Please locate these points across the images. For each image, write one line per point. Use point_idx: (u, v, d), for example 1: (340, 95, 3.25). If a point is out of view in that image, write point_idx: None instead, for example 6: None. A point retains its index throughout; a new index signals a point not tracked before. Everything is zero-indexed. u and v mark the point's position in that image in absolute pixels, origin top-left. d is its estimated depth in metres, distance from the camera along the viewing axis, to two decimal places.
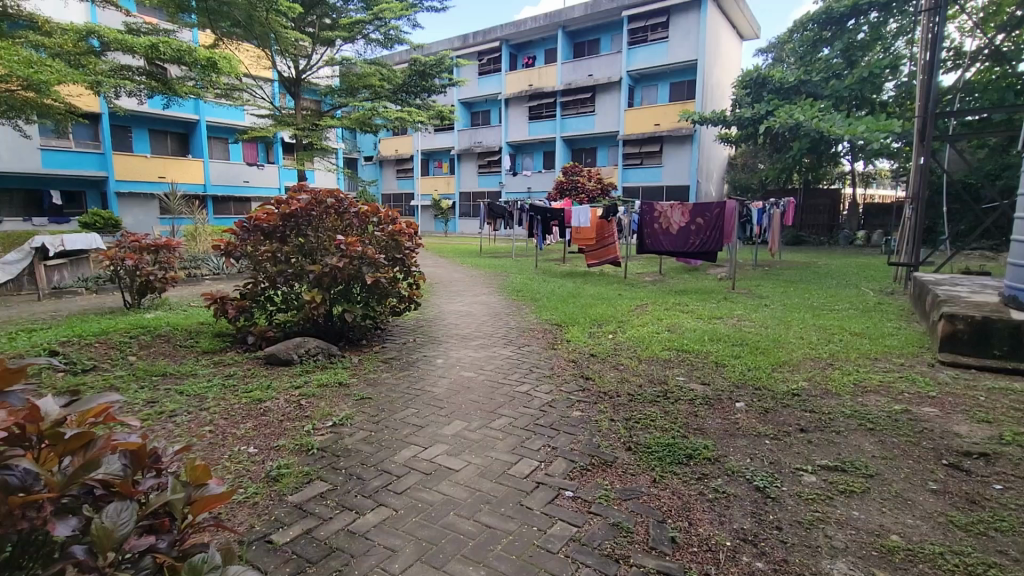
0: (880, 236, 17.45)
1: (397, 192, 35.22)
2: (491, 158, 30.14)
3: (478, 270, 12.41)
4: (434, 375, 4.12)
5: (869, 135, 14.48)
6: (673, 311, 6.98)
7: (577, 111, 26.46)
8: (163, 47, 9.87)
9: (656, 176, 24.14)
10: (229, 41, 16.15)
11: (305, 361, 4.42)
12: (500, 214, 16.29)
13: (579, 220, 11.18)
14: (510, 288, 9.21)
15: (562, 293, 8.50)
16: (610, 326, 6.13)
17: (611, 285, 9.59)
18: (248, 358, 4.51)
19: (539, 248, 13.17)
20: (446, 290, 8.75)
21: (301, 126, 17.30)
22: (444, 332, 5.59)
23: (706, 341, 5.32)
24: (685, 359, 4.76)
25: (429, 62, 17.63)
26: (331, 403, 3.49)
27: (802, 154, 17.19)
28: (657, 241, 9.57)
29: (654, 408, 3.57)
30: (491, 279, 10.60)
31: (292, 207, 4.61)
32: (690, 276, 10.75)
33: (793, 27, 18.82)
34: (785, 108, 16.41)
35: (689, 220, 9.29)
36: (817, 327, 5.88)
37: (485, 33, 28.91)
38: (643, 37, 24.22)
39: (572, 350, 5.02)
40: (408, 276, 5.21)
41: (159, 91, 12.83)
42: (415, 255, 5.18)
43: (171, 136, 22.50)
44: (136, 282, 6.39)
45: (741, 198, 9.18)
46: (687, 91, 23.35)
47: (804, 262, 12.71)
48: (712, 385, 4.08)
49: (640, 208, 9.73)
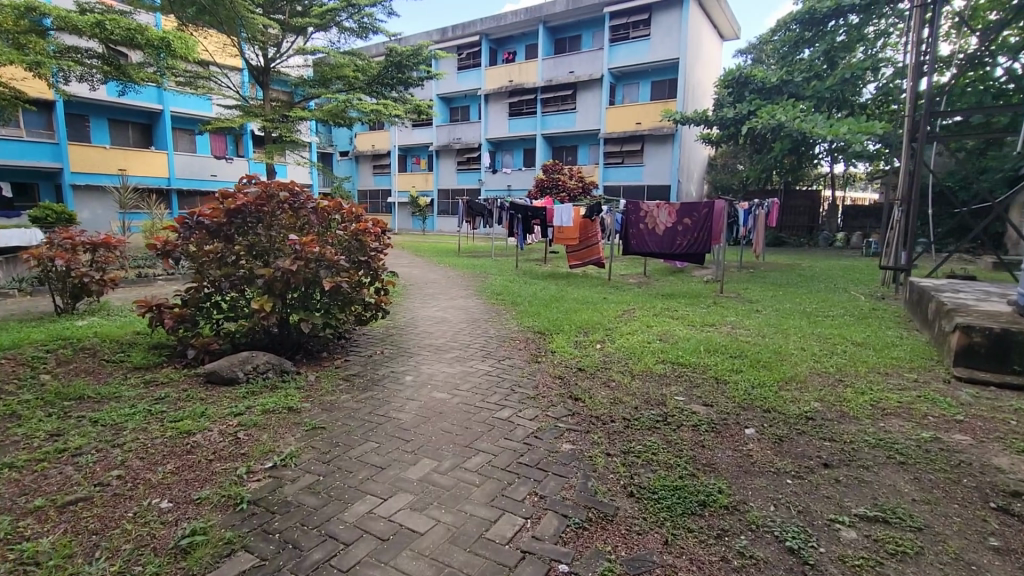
0: (859, 237, 17.36)
1: (373, 188, 34.35)
2: (471, 155, 29.53)
3: (455, 270, 11.86)
4: (401, 397, 3.59)
5: (852, 137, 14.34)
6: (662, 317, 6.56)
7: (558, 108, 26.05)
8: (110, 25, 9.05)
9: (637, 175, 23.86)
10: (191, 27, 15.22)
11: (254, 378, 3.84)
12: (479, 212, 15.74)
13: (561, 218, 10.56)
14: (489, 290, 8.70)
15: (544, 296, 8.03)
16: (598, 335, 5.67)
17: (595, 288, 9.16)
18: (187, 376, 3.90)
19: (519, 248, 12.67)
20: (421, 293, 8.19)
21: (269, 117, 16.45)
22: (416, 342, 5.04)
23: (702, 353, 4.89)
24: (682, 374, 4.31)
25: (406, 52, 16.87)
26: (276, 435, 2.94)
27: (784, 155, 17.01)
28: (643, 242, 9.17)
29: (654, 437, 3.10)
30: (469, 280, 10.06)
31: (239, 202, 4.04)
32: (675, 278, 10.39)
33: (776, 27, 18.66)
34: (766, 108, 16.05)
35: (676, 220, 8.89)
36: (817, 336, 5.51)
37: (464, 26, 28.29)
38: (625, 34, 23.91)
39: (557, 364, 4.54)
40: (375, 280, 4.67)
41: (112, 76, 11.93)
42: (383, 257, 4.65)
43: (131, 126, 21.37)
44: (69, 284, 5.69)
45: (730, 198, 8.81)
46: (668, 90, 23.15)
47: (789, 264, 12.48)
48: (715, 406, 3.63)
49: (625, 206, 9.30)
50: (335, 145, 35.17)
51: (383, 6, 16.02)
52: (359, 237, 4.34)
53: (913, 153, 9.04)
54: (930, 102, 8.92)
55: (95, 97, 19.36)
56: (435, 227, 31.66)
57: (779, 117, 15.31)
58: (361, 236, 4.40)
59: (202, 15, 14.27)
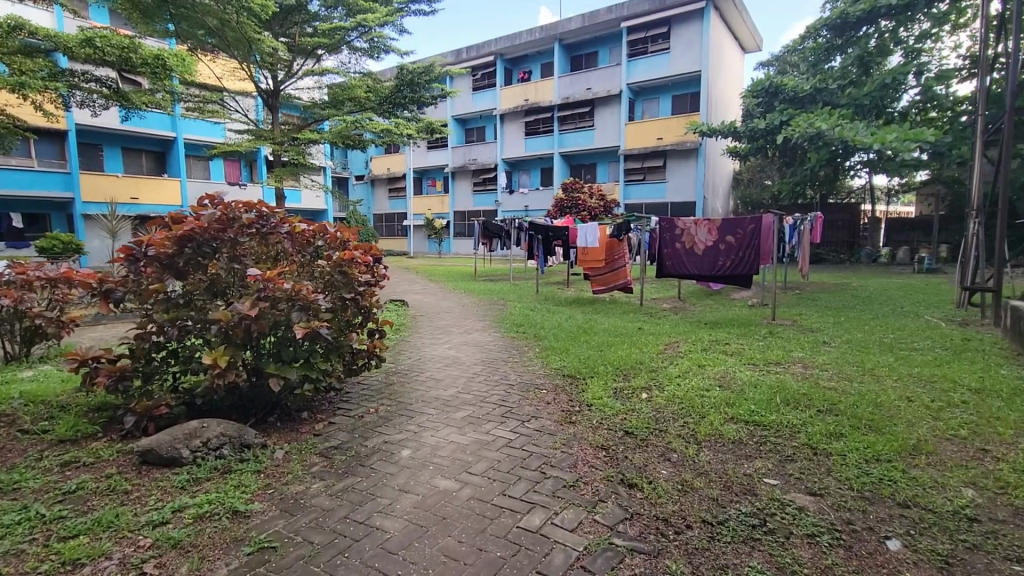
0: (906, 252, 16.02)
1: (388, 212, 33.98)
2: (487, 176, 28.95)
3: (471, 296, 11.00)
4: (392, 488, 2.63)
5: (898, 145, 13.22)
6: (714, 354, 5.51)
7: (575, 126, 25.39)
8: (101, 43, 8.50)
9: (660, 192, 22.93)
10: (200, 50, 14.98)
11: (202, 458, 2.93)
12: (495, 233, 14.92)
13: (585, 239, 9.67)
14: (506, 320, 7.79)
15: (569, 327, 7.07)
16: (641, 380, 4.66)
17: (627, 316, 8.18)
18: (120, 455, 3.03)
19: (540, 271, 11.76)
20: (432, 325, 7.30)
21: (279, 140, 16.01)
22: (420, 396, 4.08)
23: (779, 406, 3.85)
24: (764, 441, 3.28)
25: (418, 70, 16.36)
26: (197, 569, 2.02)
27: (820, 166, 15.94)
28: (680, 263, 8.21)
29: (759, 561, 2.09)
30: (485, 307, 9.16)
31: (187, 228, 3.18)
32: (714, 303, 9.33)
33: (804, 35, 17.74)
34: (801, 117, 15.03)
35: (718, 238, 7.86)
36: (917, 379, 4.41)
37: (478, 47, 27.99)
38: (643, 48, 23.24)
39: (597, 425, 3.53)
40: (366, 321, 3.77)
41: (115, 100, 11.60)
42: (374, 293, 3.74)
43: (146, 155, 21.26)
44: (21, 326, 4.96)
45: (780, 211, 7.70)
46: (690, 104, 22.32)
47: (837, 283, 11.32)
48: (829, 498, 2.60)
49: (658, 224, 8.35)
50: (350, 169, 35.01)
51: (394, 25, 15.54)
52: (341, 267, 3.45)
53: (981, 159, 8.00)
54: (1003, 100, 7.84)
55: (108, 126, 19.25)
56: (451, 249, 31.03)
57: (816, 125, 14.25)
58: (343, 267, 3.49)
59: (211, 38, 14.01)
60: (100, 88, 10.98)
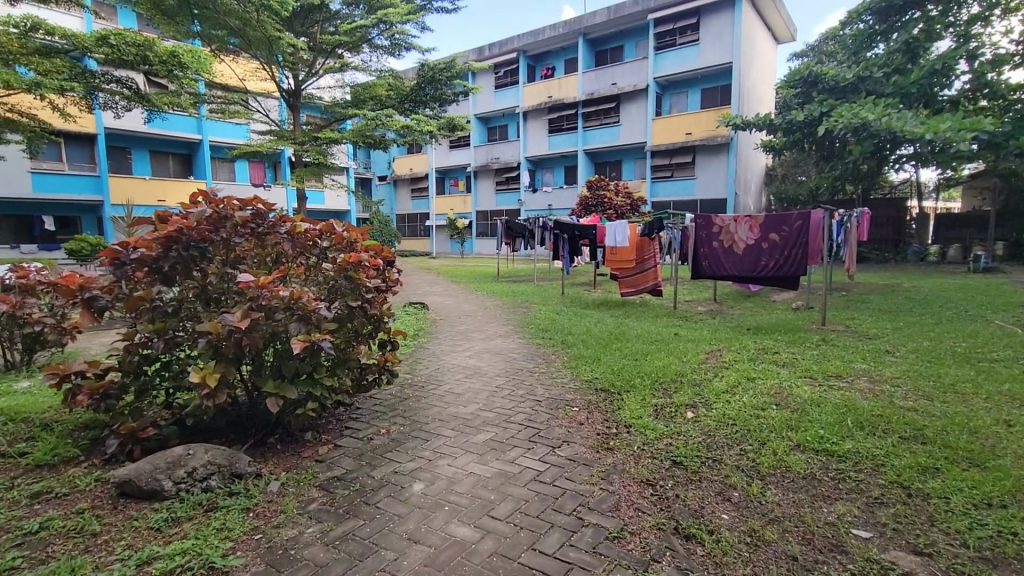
0: (957, 250, 15.00)
1: (411, 212, 33.86)
2: (510, 174, 28.51)
3: (494, 298, 10.58)
4: (397, 537, 2.20)
5: (952, 135, 12.28)
6: (764, 366, 4.95)
7: (600, 122, 24.78)
8: (115, 40, 8.29)
9: (688, 189, 22.17)
10: (223, 51, 14.93)
11: (187, 492, 2.56)
12: (519, 232, 14.47)
13: (614, 238, 9.13)
14: (530, 324, 7.31)
15: (599, 332, 6.57)
16: (684, 395, 4.15)
17: (660, 320, 7.63)
18: (97, 485, 2.67)
19: (565, 271, 11.26)
20: (453, 330, 6.89)
21: (299, 140, 15.84)
22: (437, 414, 3.67)
23: (853, 430, 3.31)
24: (843, 476, 2.77)
25: (440, 66, 16.03)
26: None
27: (863, 159, 15.04)
28: (718, 262, 7.63)
29: None
30: (508, 310, 8.71)
31: (173, 228, 2.79)
32: (755, 306, 8.71)
33: (844, 21, 16.80)
34: (843, 107, 14.17)
35: (760, 236, 7.26)
36: (1011, 399, 3.80)
37: (501, 44, 27.57)
38: (671, 41, 22.50)
39: (639, 453, 3.05)
40: (376, 332, 3.36)
41: (137, 101, 11.58)
42: (384, 299, 3.34)
43: (172, 157, 21.45)
44: (21, 334, 4.70)
45: (830, 206, 7.06)
46: (720, 97, 21.51)
47: (887, 284, 10.54)
48: (942, 560, 2.11)
49: (694, 221, 7.80)
50: (373, 169, 35.02)
51: (416, 21, 15.17)
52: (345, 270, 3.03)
53: None
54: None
55: (135, 129, 19.43)
56: (474, 249, 30.69)
57: (861, 115, 13.36)
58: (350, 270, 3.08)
59: (232, 38, 13.92)
60: (121, 89, 10.98)
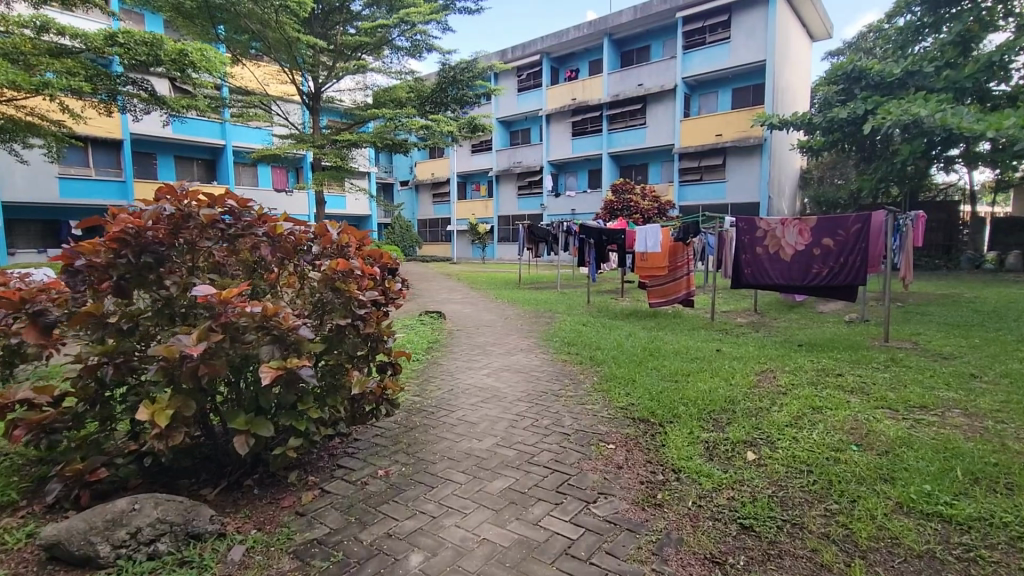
0: (1018, 258, 13.86)
1: (432, 217, 33.58)
2: (532, 179, 27.97)
3: (516, 306, 10.01)
4: None
5: (1018, 132, 11.23)
6: (829, 393, 4.25)
7: (625, 125, 24.12)
8: (124, 38, 8.03)
9: (719, 193, 21.31)
10: (245, 55, 14.83)
11: (128, 560, 2.04)
12: (542, 237, 13.89)
13: (645, 242, 8.49)
14: (555, 336, 6.72)
15: (631, 346, 5.95)
16: (740, 429, 3.49)
17: (697, 333, 6.96)
18: (25, 546, 2.18)
19: (591, 278, 10.63)
20: (470, 343, 6.33)
21: (319, 143, 15.60)
22: (447, 449, 3.10)
23: (968, 487, 2.62)
24: (976, 556, 2.11)
25: (461, 66, 15.62)
26: None
27: (913, 159, 14.03)
28: (761, 269, 6.95)
29: None
30: (531, 320, 8.13)
31: (125, 227, 2.26)
32: (801, 319, 7.96)
33: (890, 13, 15.80)
34: (890, 104, 13.25)
35: (811, 241, 6.53)
36: None
37: (524, 46, 27.15)
38: (700, 39, 21.75)
39: (697, 513, 2.42)
40: (373, 355, 2.82)
41: (155, 103, 11.47)
42: (383, 316, 2.81)
43: (197, 162, 21.53)
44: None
45: (892, 207, 6.30)
46: (752, 96, 20.66)
47: (946, 295, 9.61)
48: None
49: (735, 224, 7.13)
50: (396, 174, 34.91)
51: (438, 21, 14.72)
52: (334, 279, 2.48)
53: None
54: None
55: (160, 134, 19.53)
56: (495, 255, 30.22)
57: (912, 112, 12.45)
58: (340, 279, 2.53)
59: (255, 42, 13.82)
60: (139, 92, 10.91)
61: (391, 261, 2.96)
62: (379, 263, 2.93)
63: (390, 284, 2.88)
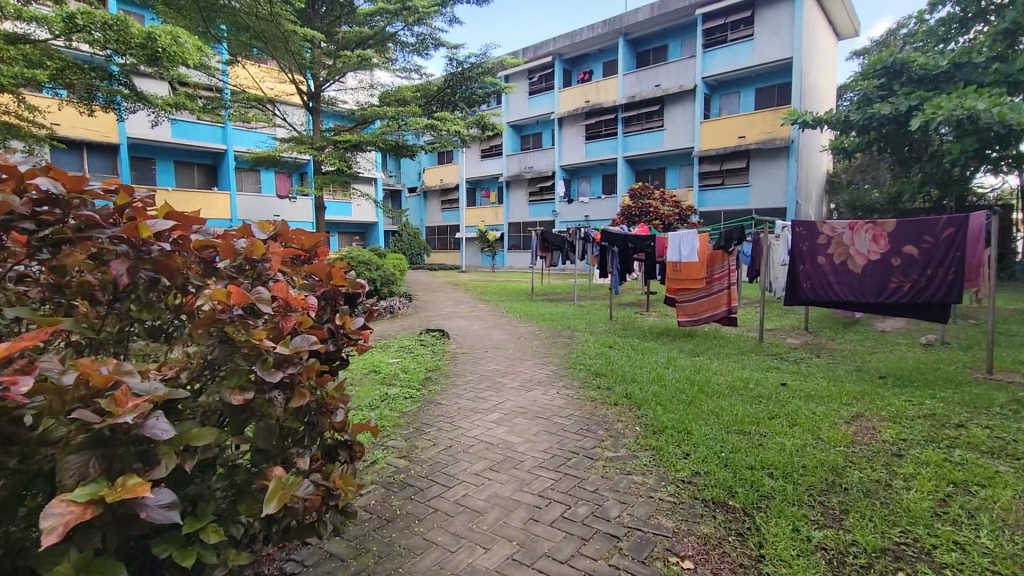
0: None
1: (440, 224, 32.64)
2: (544, 184, 26.96)
3: (529, 322, 8.95)
4: None
5: None
6: (965, 457, 3.12)
7: (641, 127, 23.08)
8: (83, 19, 7.12)
9: (742, 198, 20.16)
10: (246, 55, 14.19)
11: None
12: (556, 245, 12.80)
13: (679, 250, 7.34)
14: (579, 360, 5.62)
15: (675, 378, 4.84)
16: (868, 525, 2.40)
17: (748, 359, 5.83)
18: None
19: (613, 291, 9.54)
20: (476, 372, 5.27)
21: (318, 145, 14.72)
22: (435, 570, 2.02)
23: None
24: None
25: (471, 63, 14.68)
26: None
27: (962, 159, 12.83)
28: (825, 283, 5.86)
29: None
30: (549, 340, 7.03)
31: None
32: (862, 340, 6.83)
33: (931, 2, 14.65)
34: (937, 99, 12.11)
35: (890, 250, 5.41)
36: None
37: (535, 48, 26.26)
38: (721, 37, 20.67)
39: None
40: (309, 439, 1.72)
41: (139, 100, 10.67)
42: (326, 377, 1.74)
43: (197, 167, 20.79)
44: None
45: (996, 208, 5.11)
46: (777, 96, 19.55)
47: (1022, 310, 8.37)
48: None
49: (791, 228, 6.12)
50: (403, 180, 34.10)
51: (445, 14, 13.81)
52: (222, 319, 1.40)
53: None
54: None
55: (162, 139, 18.89)
56: (505, 263, 29.17)
57: (966, 105, 11.25)
58: (235, 320, 1.44)
59: (254, 40, 13.07)
60: (119, 87, 10.12)
61: (344, 282, 1.90)
62: (326, 287, 1.86)
63: (341, 320, 1.82)
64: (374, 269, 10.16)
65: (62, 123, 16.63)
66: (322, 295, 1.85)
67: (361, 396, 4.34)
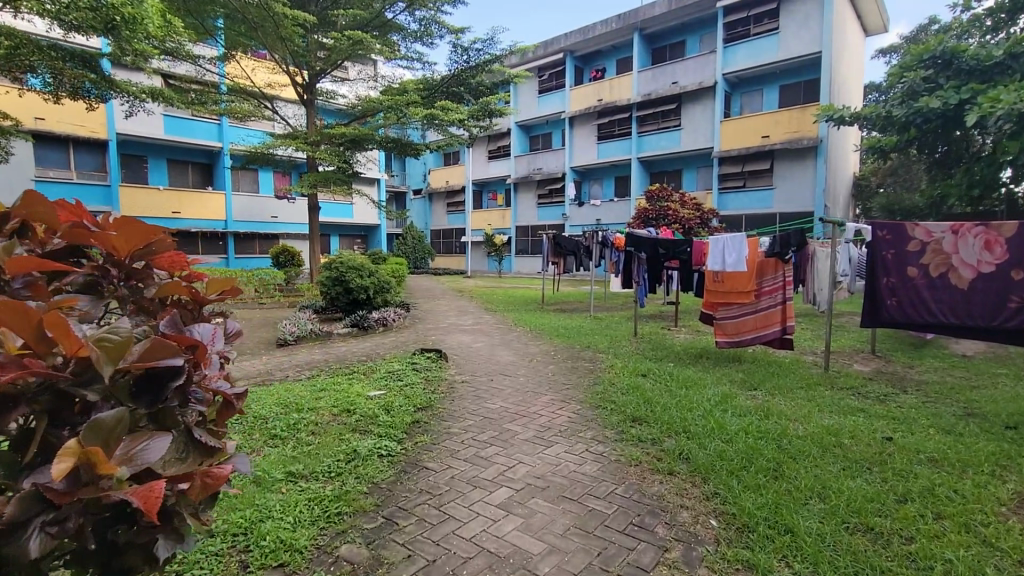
0: None
1: (446, 227, 31.54)
2: (554, 187, 25.86)
3: (542, 338, 7.78)
4: None
5: None
6: None
7: (657, 127, 21.96)
8: None
9: (765, 202, 18.96)
10: (244, 49, 13.36)
11: None
12: (570, 250, 11.65)
13: (722, 259, 6.10)
14: (610, 398, 4.41)
15: (740, 429, 3.63)
16: None
17: (820, 397, 4.62)
18: None
19: (638, 304, 8.36)
20: (480, 411, 4.14)
21: (312, 141, 13.63)
22: None
23: None
24: None
25: (477, 50, 13.55)
26: None
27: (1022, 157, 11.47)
28: (918, 301, 4.67)
29: None
30: (566, 363, 5.85)
31: None
32: (948, 368, 5.64)
33: None
34: (995, 90, 10.82)
35: (1010, 260, 4.23)
36: None
37: (546, 44, 25.15)
38: (744, 31, 19.49)
39: None
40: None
41: (109, 87, 9.71)
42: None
43: (192, 167, 19.76)
44: None
45: None
46: (803, 94, 18.37)
47: None
48: None
49: (871, 232, 4.95)
50: (409, 182, 33.06)
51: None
52: None
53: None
54: None
55: (153, 135, 17.91)
56: (513, 268, 28.02)
57: None
58: None
59: (246, 28, 12.15)
60: (81, 69, 9.21)
61: (91, 353, 0.93)
62: (32, 376, 0.87)
63: (74, 462, 0.83)
64: (367, 276, 8.98)
65: (47, 118, 15.86)
66: (29, 397, 0.89)
67: (321, 454, 3.18)
